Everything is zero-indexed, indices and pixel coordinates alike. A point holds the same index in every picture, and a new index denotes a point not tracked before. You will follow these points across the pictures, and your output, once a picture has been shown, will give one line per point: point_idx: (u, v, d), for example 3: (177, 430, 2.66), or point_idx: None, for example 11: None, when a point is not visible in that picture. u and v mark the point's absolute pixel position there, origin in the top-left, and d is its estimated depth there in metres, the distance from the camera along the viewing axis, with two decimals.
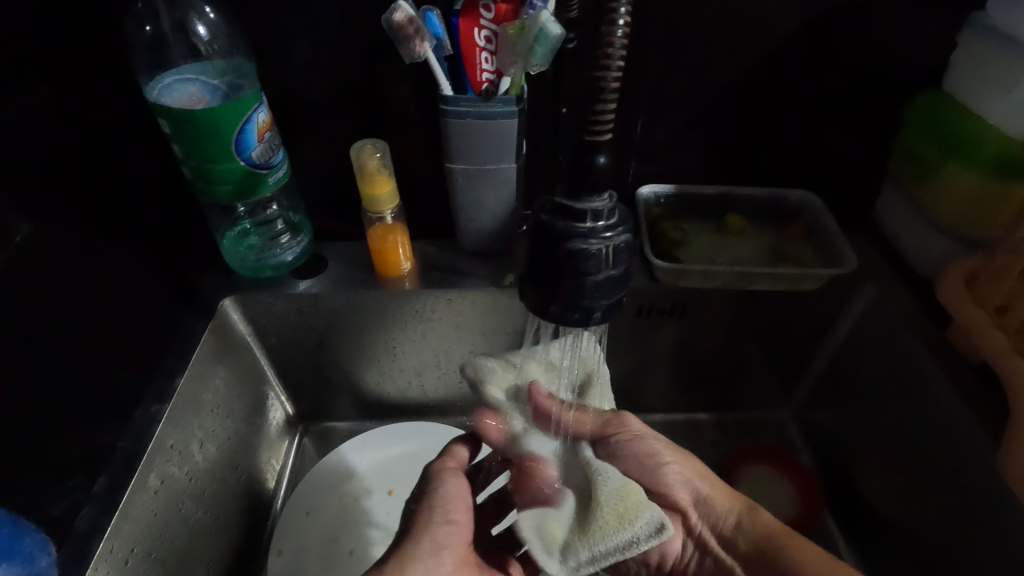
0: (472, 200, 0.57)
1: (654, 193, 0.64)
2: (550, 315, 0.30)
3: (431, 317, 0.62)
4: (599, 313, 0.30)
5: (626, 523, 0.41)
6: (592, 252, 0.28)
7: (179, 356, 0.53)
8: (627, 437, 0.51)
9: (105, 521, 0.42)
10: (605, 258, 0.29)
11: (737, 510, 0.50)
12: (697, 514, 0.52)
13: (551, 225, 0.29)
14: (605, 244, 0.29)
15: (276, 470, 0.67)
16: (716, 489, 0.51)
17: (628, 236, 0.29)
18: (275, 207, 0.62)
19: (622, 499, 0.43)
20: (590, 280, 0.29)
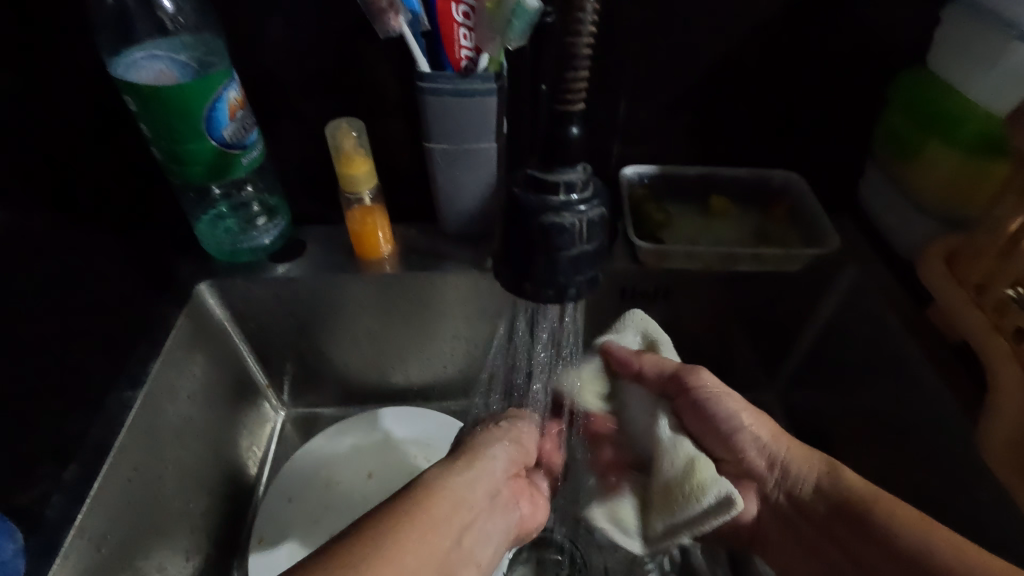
0: (452, 181, 0.56)
1: (638, 173, 0.63)
2: (526, 293, 0.30)
3: (413, 302, 0.62)
4: (574, 290, 0.29)
5: (694, 500, 0.43)
6: (566, 227, 0.28)
7: (151, 342, 0.51)
8: (702, 398, 0.51)
9: (75, 511, 0.41)
10: (579, 234, 0.28)
11: (818, 470, 0.48)
12: (774, 479, 0.51)
13: (524, 200, 0.28)
14: (580, 219, 0.28)
15: (257, 457, 0.66)
16: (792, 451, 0.50)
17: (602, 210, 0.29)
18: (251, 188, 0.60)
19: (689, 478, 0.45)
20: (564, 256, 0.28)
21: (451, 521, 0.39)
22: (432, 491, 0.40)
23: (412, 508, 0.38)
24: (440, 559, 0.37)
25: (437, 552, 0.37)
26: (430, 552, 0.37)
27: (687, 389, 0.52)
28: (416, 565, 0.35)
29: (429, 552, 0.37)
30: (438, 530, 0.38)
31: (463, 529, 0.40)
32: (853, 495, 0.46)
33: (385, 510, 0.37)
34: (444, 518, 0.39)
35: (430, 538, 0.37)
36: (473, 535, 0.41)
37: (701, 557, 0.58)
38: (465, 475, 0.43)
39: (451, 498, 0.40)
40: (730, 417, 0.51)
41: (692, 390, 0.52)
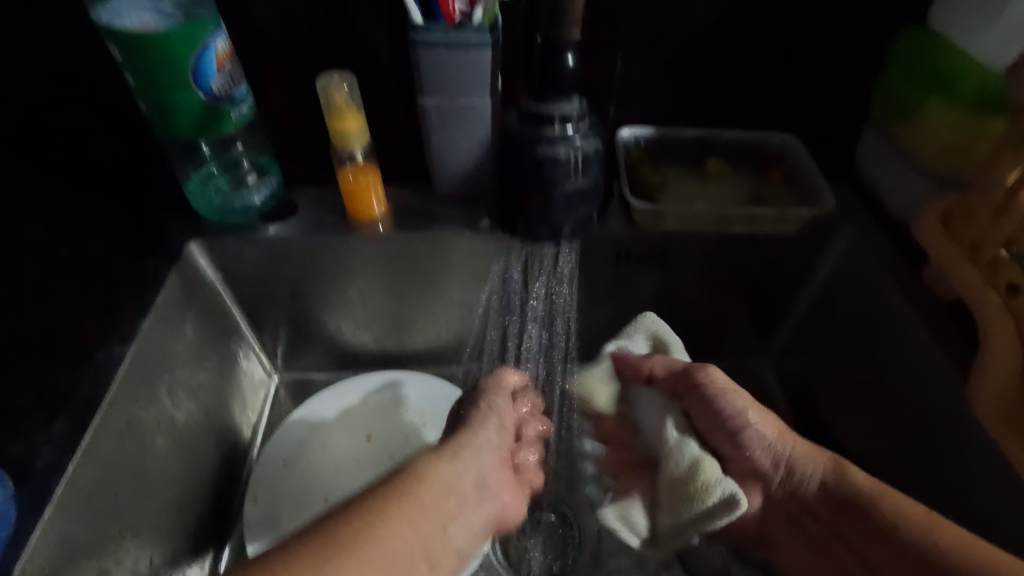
0: (446, 139, 0.55)
1: (634, 135, 0.63)
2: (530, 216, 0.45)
3: (406, 264, 0.61)
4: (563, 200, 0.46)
5: (698, 500, 0.45)
6: (562, 156, 0.43)
7: (141, 301, 0.51)
8: (712, 391, 0.51)
9: (66, 462, 0.41)
10: (573, 164, 0.43)
11: (823, 468, 0.49)
12: (779, 477, 0.51)
13: (531, 130, 0.42)
14: (572, 149, 0.43)
15: (251, 422, 0.66)
16: (799, 448, 0.50)
17: (589, 141, 0.44)
18: (240, 146, 0.58)
19: (693, 477, 0.46)
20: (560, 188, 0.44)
21: (438, 509, 0.39)
22: (420, 478, 0.40)
23: (401, 494, 0.38)
24: (428, 545, 0.37)
25: (425, 540, 0.37)
26: (418, 538, 0.36)
27: (697, 382, 0.52)
28: (403, 549, 0.35)
29: (417, 538, 0.36)
30: (427, 517, 0.38)
31: (448, 517, 0.39)
32: (864, 492, 0.47)
33: (373, 493, 0.37)
34: (432, 505, 0.38)
35: (419, 524, 0.37)
36: (459, 523, 0.40)
37: None
38: (455, 463, 0.42)
39: (438, 485, 0.40)
40: (732, 416, 0.51)
41: (699, 388, 0.52)
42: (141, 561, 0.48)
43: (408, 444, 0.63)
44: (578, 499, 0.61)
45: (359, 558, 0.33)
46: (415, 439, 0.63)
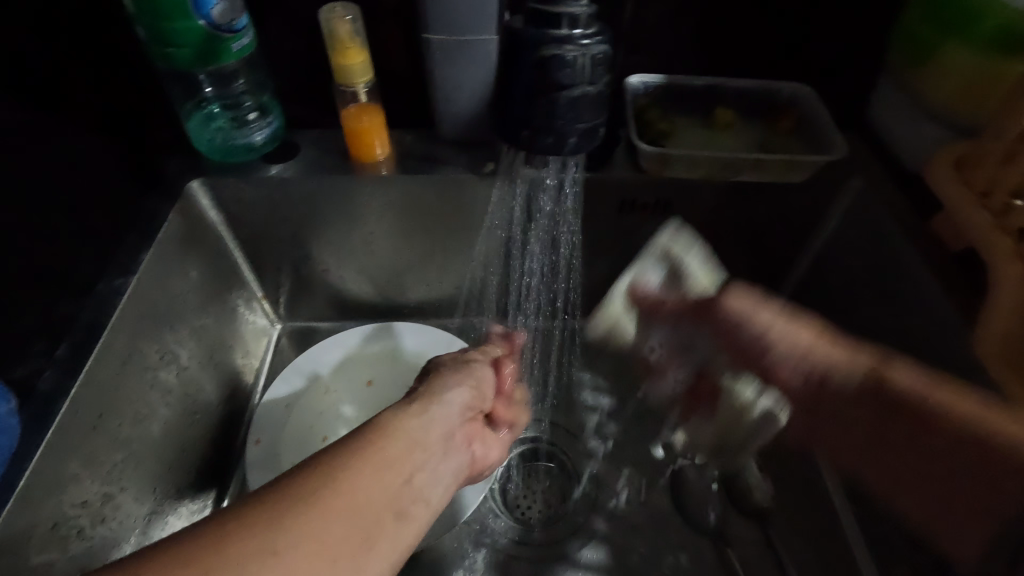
0: (451, 77, 0.54)
1: (644, 82, 0.60)
2: (530, 138, 0.42)
3: (409, 207, 0.60)
4: (569, 134, 0.41)
5: (747, 412, 0.54)
6: (569, 59, 0.38)
7: (142, 235, 0.51)
8: (732, 321, 0.47)
9: (69, 385, 0.42)
10: (581, 69, 0.39)
11: (864, 376, 0.40)
12: (815, 378, 0.43)
13: (533, 33, 0.38)
14: (582, 52, 0.38)
15: (254, 367, 0.66)
16: (834, 352, 0.41)
17: (602, 46, 0.39)
18: (241, 83, 0.59)
19: (735, 401, 0.54)
20: (563, 98, 0.39)
21: (405, 459, 0.34)
22: (383, 430, 0.35)
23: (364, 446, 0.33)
24: (396, 498, 0.32)
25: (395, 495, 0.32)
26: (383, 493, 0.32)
27: (716, 316, 0.49)
28: (365, 500, 0.31)
29: (379, 488, 0.32)
30: (392, 468, 0.33)
31: (417, 469, 0.35)
32: (905, 398, 0.38)
33: (336, 446, 0.33)
34: (398, 456, 0.34)
35: (384, 475, 0.33)
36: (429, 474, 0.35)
37: (693, 464, 0.61)
38: (421, 416, 0.38)
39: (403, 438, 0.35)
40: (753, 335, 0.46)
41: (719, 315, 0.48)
42: (144, 488, 0.48)
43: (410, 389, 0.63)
44: (577, 446, 0.63)
45: (319, 511, 0.29)
46: None
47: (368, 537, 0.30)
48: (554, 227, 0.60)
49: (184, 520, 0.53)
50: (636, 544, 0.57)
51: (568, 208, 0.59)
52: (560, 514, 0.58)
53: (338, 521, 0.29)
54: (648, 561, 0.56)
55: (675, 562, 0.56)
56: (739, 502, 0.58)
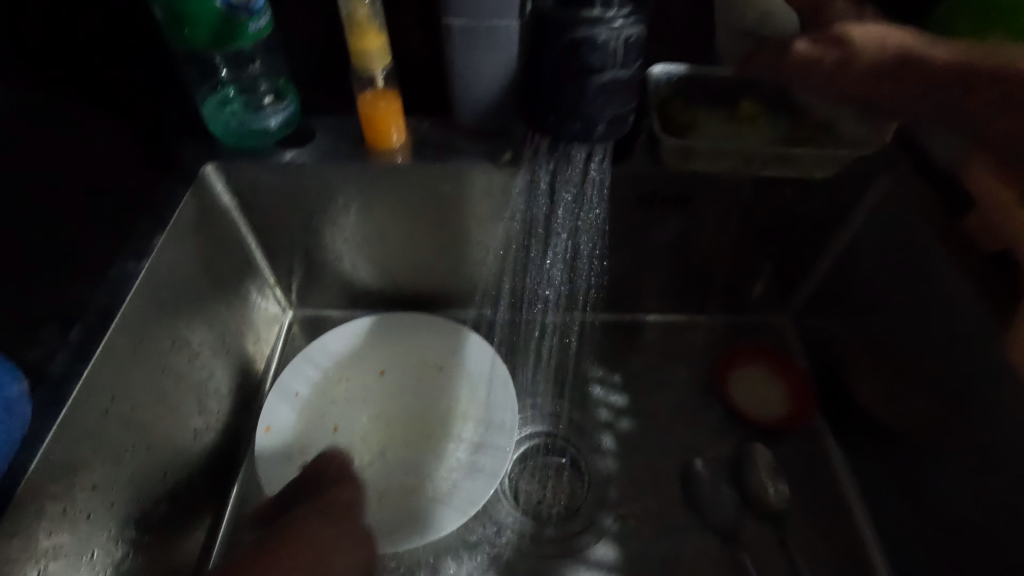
0: (470, 64, 0.52)
1: (667, 73, 0.59)
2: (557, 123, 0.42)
3: (424, 197, 0.59)
4: (598, 124, 0.42)
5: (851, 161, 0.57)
6: (601, 41, 0.38)
7: (155, 218, 0.50)
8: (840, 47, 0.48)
9: (79, 368, 0.42)
10: (612, 52, 0.39)
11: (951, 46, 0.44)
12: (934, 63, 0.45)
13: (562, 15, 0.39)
14: (613, 35, 0.38)
15: (264, 355, 0.66)
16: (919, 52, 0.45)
17: (636, 31, 0.39)
18: (254, 66, 0.57)
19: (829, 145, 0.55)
20: (594, 83, 0.40)
21: None
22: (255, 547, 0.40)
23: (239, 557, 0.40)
24: None
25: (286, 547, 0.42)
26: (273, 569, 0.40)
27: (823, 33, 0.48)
28: None
29: None
30: None
31: None
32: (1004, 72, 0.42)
33: None
34: None
35: None
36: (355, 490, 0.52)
37: (705, 464, 0.60)
38: None
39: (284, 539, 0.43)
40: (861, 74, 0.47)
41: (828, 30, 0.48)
42: (152, 476, 0.48)
43: (421, 380, 0.62)
44: (588, 442, 0.62)
45: None
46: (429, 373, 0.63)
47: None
48: (575, 218, 0.58)
49: (187, 513, 0.52)
50: (647, 541, 0.56)
51: (591, 199, 0.57)
52: (570, 509, 0.57)
53: None
54: (657, 560, 0.55)
55: (687, 561, 0.55)
56: (754, 502, 0.57)
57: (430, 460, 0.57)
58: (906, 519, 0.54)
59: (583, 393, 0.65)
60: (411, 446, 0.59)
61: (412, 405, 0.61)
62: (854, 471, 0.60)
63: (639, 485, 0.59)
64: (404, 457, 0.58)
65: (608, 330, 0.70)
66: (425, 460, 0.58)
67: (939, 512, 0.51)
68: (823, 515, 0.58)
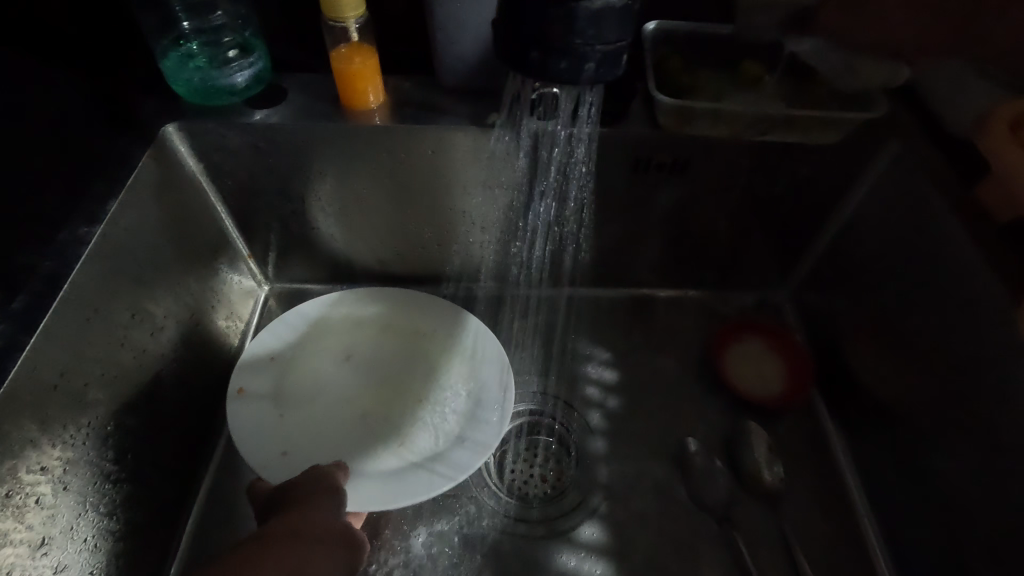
0: (452, 15, 0.48)
1: (664, 30, 0.55)
2: (540, 62, 0.33)
3: (405, 163, 0.56)
4: (591, 64, 0.33)
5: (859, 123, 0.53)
6: None
7: (111, 182, 0.47)
8: None
9: (23, 339, 0.39)
10: None
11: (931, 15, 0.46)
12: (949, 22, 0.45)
13: None
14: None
15: (239, 329, 0.62)
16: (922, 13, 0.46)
17: None
18: (220, 15, 0.54)
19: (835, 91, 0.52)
20: (584, 10, 0.31)
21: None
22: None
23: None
24: None
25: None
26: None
27: None
28: None
29: None
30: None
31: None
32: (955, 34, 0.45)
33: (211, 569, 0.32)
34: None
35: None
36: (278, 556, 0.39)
37: (699, 445, 0.58)
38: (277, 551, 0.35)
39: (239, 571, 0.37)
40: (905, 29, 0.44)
41: None
42: (111, 457, 0.45)
43: (408, 351, 0.59)
44: (577, 421, 0.59)
45: None
46: (417, 343, 0.59)
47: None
48: (563, 185, 0.55)
49: (150, 502, 0.49)
50: (637, 524, 0.54)
51: (579, 160, 0.53)
52: (557, 490, 0.55)
53: None
54: (648, 542, 0.53)
55: (677, 543, 0.53)
56: (748, 481, 0.55)
57: (413, 427, 0.53)
58: (907, 500, 0.52)
59: (574, 372, 0.62)
60: (391, 414, 0.55)
61: (396, 375, 0.58)
62: (853, 453, 0.58)
63: (629, 466, 0.57)
64: (382, 426, 0.54)
65: (600, 306, 0.67)
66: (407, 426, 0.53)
67: (943, 494, 0.49)
68: (821, 496, 0.56)
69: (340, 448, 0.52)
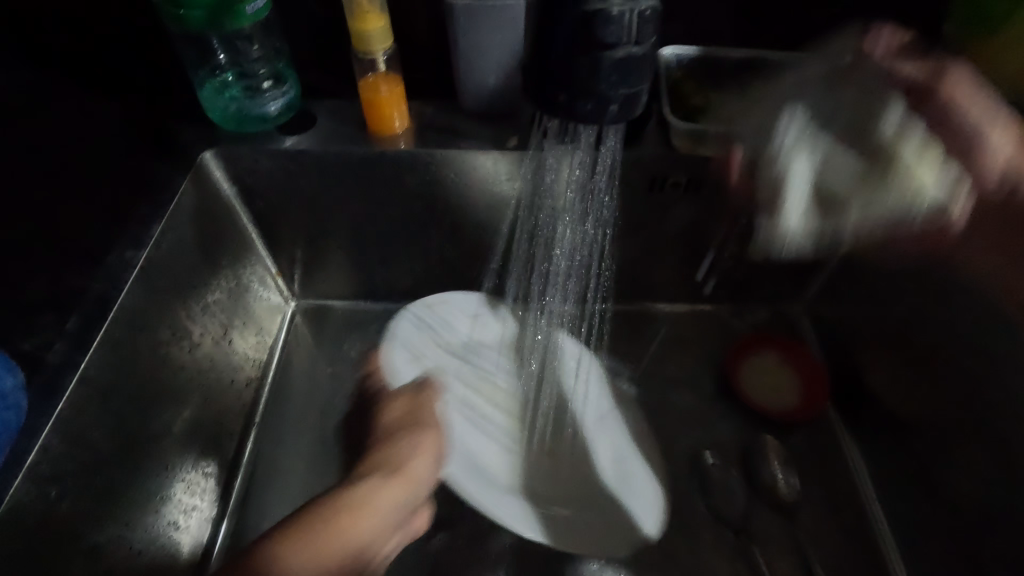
0: (474, 46, 0.51)
1: (676, 55, 0.58)
2: (567, 104, 0.35)
3: (430, 184, 0.58)
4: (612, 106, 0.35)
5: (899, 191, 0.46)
6: (615, 15, 0.32)
7: (154, 206, 0.50)
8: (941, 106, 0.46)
9: (78, 358, 0.41)
10: (627, 28, 0.32)
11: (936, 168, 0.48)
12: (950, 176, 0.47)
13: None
14: (628, 7, 0.32)
15: (270, 344, 0.64)
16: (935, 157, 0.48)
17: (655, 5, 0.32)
18: (257, 48, 0.57)
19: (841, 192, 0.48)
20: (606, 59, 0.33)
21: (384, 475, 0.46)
22: (308, 517, 0.41)
23: (306, 527, 0.40)
24: (381, 526, 0.43)
25: (331, 553, 0.40)
26: (336, 544, 0.40)
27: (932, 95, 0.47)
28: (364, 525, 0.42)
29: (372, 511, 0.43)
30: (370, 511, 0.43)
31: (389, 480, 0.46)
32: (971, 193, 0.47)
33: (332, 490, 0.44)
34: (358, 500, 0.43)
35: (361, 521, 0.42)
36: (378, 507, 0.43)
37: (716, 458, 0.59)
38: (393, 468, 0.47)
39: (346, 515, 0.42)
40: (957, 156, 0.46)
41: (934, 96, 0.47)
42: (153, 473, 0.48)
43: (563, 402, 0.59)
44: None
45: (335, 523, 0.41)
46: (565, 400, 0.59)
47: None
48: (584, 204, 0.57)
49: (189, 516, 0.51)
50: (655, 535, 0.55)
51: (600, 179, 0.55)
52: None
53: (358, 516, 0.42)
54: (666, 552, 0.54)
55: (695, 554, 0.54)
56: (764, 493, 0.56)
57: (557, 464, 0.57)
58: (924, 512, 0.53)
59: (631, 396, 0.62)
60: (534, 437, 0.58)
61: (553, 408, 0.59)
62: (871, 466, 0.58)
63: None
64: (523, 450, 0.57)
65: (617, 321, 0.69)
66: (563, 459, 0.57)
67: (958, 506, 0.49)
68: (838, 509, 0.57)
69: (480, 446, 0.57)
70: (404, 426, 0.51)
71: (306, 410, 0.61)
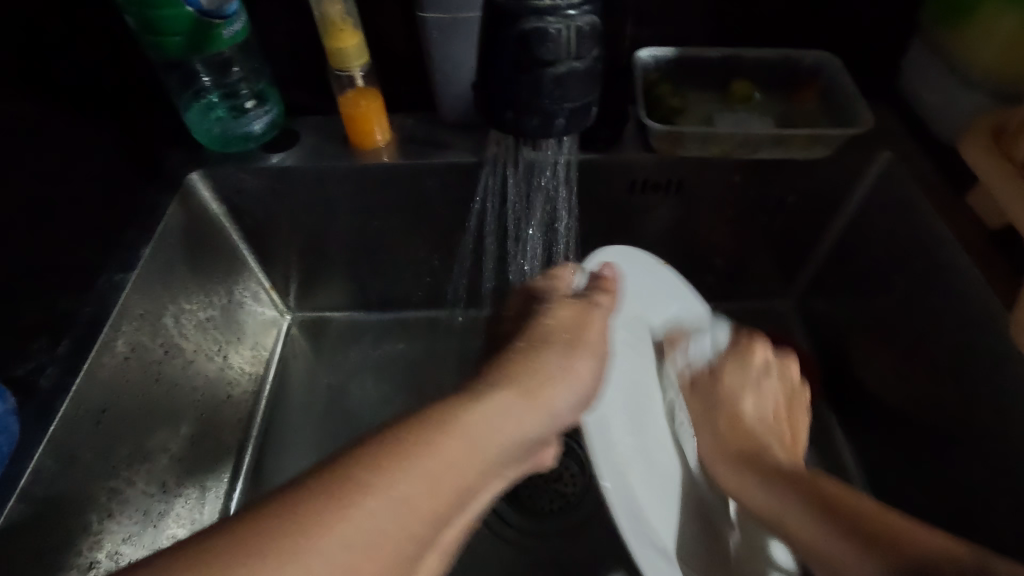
0: (447, 59, 0.52)
1: (654, 56, 0.56)
2: (514, 120, 0.37)
3: (412, 195, 0.58)
4: (561, 118, 0.37)
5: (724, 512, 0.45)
6: (552, 33, 0.33)
7: (142, 228, 0.51)
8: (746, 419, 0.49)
9: (70, 382, 0.43)
10: (566, 45, 0.34)
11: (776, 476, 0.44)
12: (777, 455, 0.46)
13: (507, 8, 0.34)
14: (566, 24, 0.33)
15: (265, 357, 0.65)
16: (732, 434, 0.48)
17: (591, 20, 0.34)
18: (237, 71, 0.59)
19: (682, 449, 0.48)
20: (547, 76, 0.35)
21: (453, 477, 0.29)
22: (437, 423, 0.31)
23: (415, 438, 0.29)
24: (443, 515, 0.29)
25: (444, 483, 0.29)
26: (447, 476, 0.29)
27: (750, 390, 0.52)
28: (396, 525, 0.26)
29: (408, 514, 0.27)
30: (432, 498, 0.28)
31: (472, 469, 0.31)
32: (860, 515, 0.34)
33: (374, 448, 0.28)
34: (453, 461, 0.30)
35: (419, 505, 0.27)
36: (501, 438, 0.33)
37: None
38: (503, 407, 0.35)
39: (466, 436, 0.31)
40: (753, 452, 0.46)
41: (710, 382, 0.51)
42: (151, 486, 0.49)
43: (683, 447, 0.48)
44: None
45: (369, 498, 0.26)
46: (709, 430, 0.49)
47: (433, 532, 0.28)
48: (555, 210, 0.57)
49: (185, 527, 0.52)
50: None
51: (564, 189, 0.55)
52: (572, 504, 0.56)
53: (387, 516, 0.26)
54: None
55: None
56: None
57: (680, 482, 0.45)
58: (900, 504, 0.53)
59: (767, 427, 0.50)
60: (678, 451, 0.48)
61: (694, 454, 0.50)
62: (863, 461, 0.58)
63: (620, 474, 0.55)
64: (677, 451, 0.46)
65: None
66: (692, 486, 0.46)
67: (938, 500, 0.49)
68: None
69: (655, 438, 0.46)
70: (555, 338, 0.42)
71: (301, 423, 0.62)
